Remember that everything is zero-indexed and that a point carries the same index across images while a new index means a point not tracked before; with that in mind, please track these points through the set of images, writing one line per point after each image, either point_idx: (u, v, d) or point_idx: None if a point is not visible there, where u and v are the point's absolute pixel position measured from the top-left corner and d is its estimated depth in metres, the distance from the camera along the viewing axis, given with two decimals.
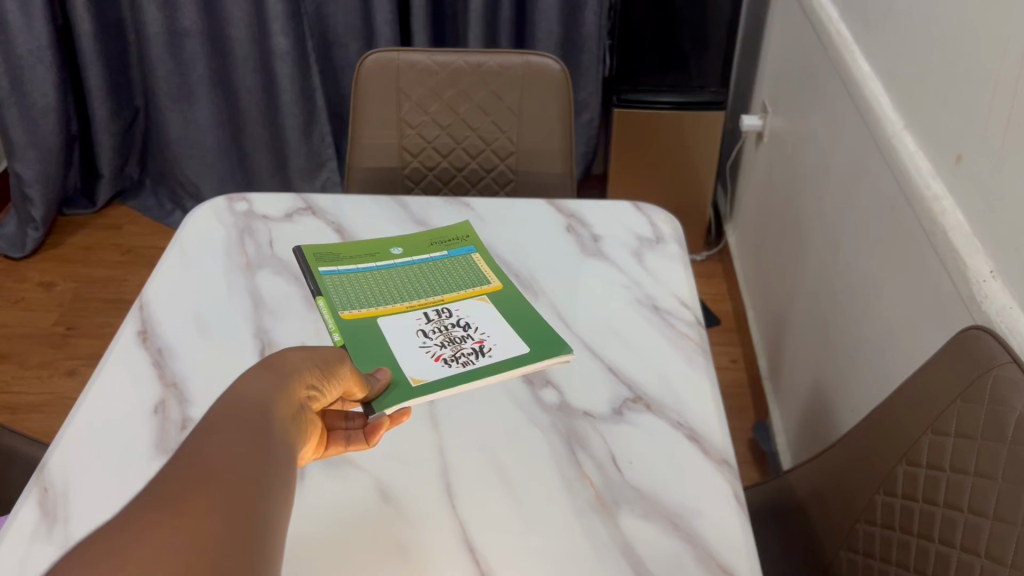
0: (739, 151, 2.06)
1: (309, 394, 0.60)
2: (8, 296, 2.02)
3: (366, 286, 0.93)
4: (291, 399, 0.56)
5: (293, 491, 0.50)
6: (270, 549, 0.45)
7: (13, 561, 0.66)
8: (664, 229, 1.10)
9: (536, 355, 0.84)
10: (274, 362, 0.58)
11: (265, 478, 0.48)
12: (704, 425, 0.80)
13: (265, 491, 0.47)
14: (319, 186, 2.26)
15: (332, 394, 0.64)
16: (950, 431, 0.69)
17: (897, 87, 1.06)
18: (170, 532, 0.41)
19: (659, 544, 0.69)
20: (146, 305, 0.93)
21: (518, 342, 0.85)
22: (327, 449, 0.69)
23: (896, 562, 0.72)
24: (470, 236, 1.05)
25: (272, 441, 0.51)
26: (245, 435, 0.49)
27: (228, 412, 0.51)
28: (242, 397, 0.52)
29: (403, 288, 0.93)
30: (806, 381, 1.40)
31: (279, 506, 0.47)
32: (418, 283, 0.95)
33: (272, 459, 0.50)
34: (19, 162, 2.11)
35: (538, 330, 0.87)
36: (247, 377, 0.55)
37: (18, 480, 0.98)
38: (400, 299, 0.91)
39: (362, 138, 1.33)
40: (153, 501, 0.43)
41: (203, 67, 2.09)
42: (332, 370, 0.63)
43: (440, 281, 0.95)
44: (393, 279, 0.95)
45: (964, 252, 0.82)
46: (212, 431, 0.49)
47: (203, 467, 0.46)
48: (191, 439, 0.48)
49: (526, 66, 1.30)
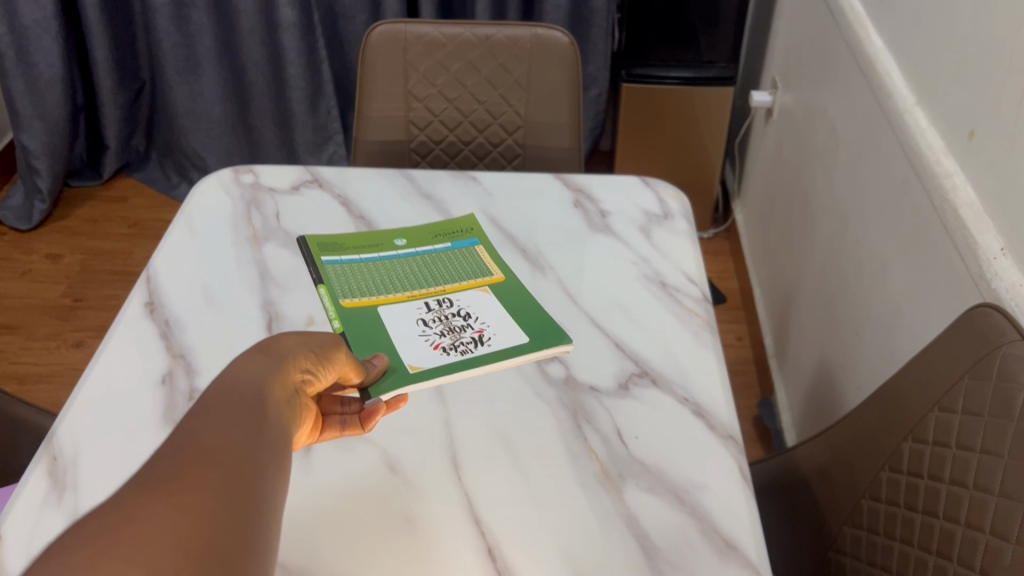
0: (747, 127, 2.05)
1: (304, 377, 0.61)
2: (14, 268, 2.02)
3: (368, 274, 0.93)
4: (284, 382, 0.57)
5: (287, 470, 0.51)
6: (265, 525, 0.45)
7: (24, 528, 0.67)
8: (672, 205, 1.10)
9: (535, 345, 0.83)
10: (267, 347, 0.58)
11: (260, 461, 0.48)
12: (711, 400, 0.80)
13: (258, 469, 0.47)
14: (326, 160, 2.26)
15: (327, 378, 0.65)
16: (957, 408, 0.69)
17: (910, 62, 1.04)
18: (165, 506, 0.41)
19: (665, 517, 0.69)
20: (153, 276, 0.93)
21: (516, 332, 0.85)
22: (321, 434, 0.68)
23: (900, 538, 0.72)
24: (474, 229, 1.03)
25: (266, 425, 0.51)
26: (236, 416, 0.50)
27: (221, 394, 0.51)
28: (233, 382, 0.53)
29: (404, 278, 0.93)
30: (812, 358, 1.40)
31: (272, 484, 0.48)
32: (420, 273, 0.94)
33: (265, 439, 0.50)
34: (25, 133, 2.10)
35: (537, 321, 0.87)
36: (238, 363, 0.55)
37: (26, 448, 0.98)
38: (401, 288, 0.91)
39: (369, 111, 1.32)
40: (146, 479, 0.43)
41: (209, 39, 2.07)
42: (326, 355, 0.64)
43: (441, 273, 0.94)
44: (396, 270, 0.94)
45: (973, 228, 0.82)
46: (203, 411, 0.49)
47: (194, 447, 0.46)
48: (186, 423, 0.48)
49: (534, 39, 1.29)
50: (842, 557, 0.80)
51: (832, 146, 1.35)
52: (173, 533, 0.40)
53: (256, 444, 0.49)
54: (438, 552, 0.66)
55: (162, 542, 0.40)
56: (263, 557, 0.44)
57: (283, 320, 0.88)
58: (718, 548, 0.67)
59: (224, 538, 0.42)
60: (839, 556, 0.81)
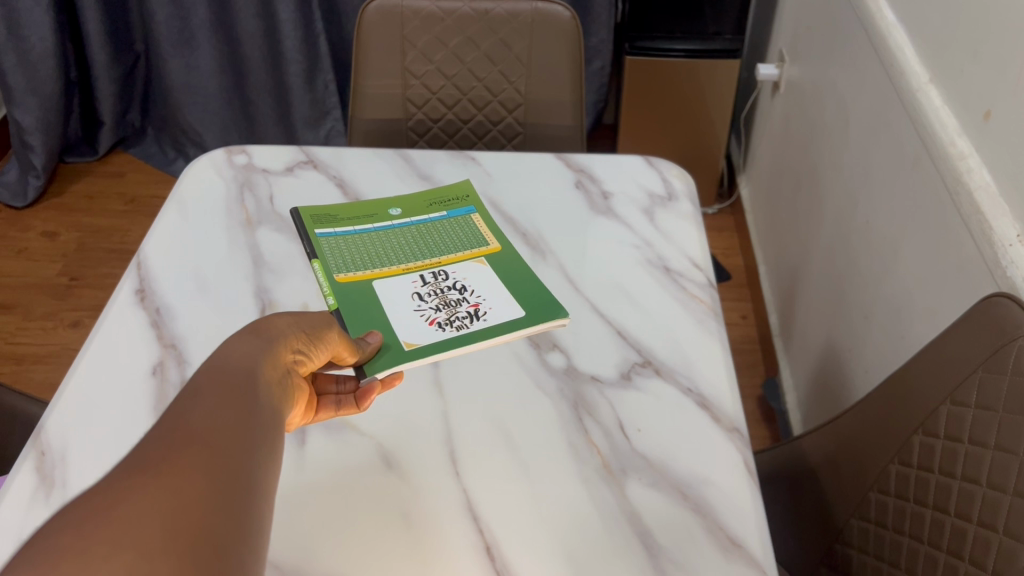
0: (754, 100, 2.01)
1: (295, 358, 0.58)
2: (10, 246, 2.00)
3: (364, 248, 0.92)
4: (275, 363, 0.55)
5: (280, 450, 0.49)
6: (259, 507, 0.43)
7: (11, 527, 0.65)
8: (677, 185, 1.07)
9: (530, 320, 0.83)
10: (257, 327, 0.56)
11: (250, 442, 0.46)
12: (715, 391, 0.78)
13: (250, 449, 0.45)
14: (324, 136, 2.23)
15: (320, 357, 0.62)
16: (970, 402, 0.67)
17: (925, 37, 1.00)
18: (154, 487, 0.39)
19: (668, 513, 0.68)
20: (144, 263, 0.91)
21: (512, 307, 0.85)
22: (316, 414, 0.66)
23: (909, 533, 0.71)
24: (470, 196, 1.02)
25: (256, 405, 0.49)
26: (226, 396, 0.48)
27: (211, 376, 0.49)
28: (223, 363, 0.51)
29: (400, 250, 0.92)
30: (819, 338, 1.37)
31: (264, 464, 0.46)
32: (417, 244, 0.93)
33: (257, 419, 0.48)
34: (19, 109, 2.06)
35: (532, 292, 0.87)
36: (227, 344, 0.53)
37: (17, 437, 0.97)
38: (397, 262, 0.90)
39: (365, 89, 1.29)
40: (133, 461, 0.41)
41: (203, 12, 2.02)
42: (318, 334, 0.62)
43: (437, 243, 0.94)
44: (392, 241, 0.94)
45: (988, 212, 0.79)
46: (192, 392, 0.47)
47: (185, 428, 0.44)
48: (175, 406, 0.46)
49: (534, 13, 1.25)
50: (848, 550, 0.80)
51: (841, 122, 1.31)
52: (163, 514, 0.38)
53: (247, 424, 0.47)
54: (432, 552, 0.64)
55: (152, 523, 0.38)
56: (256, 538, 0.42)
57: (277, 308, 0.86)
58: (723, 546, 0.65)
59: (218, 518, 0.40)
60: (845, 548, 0.80)
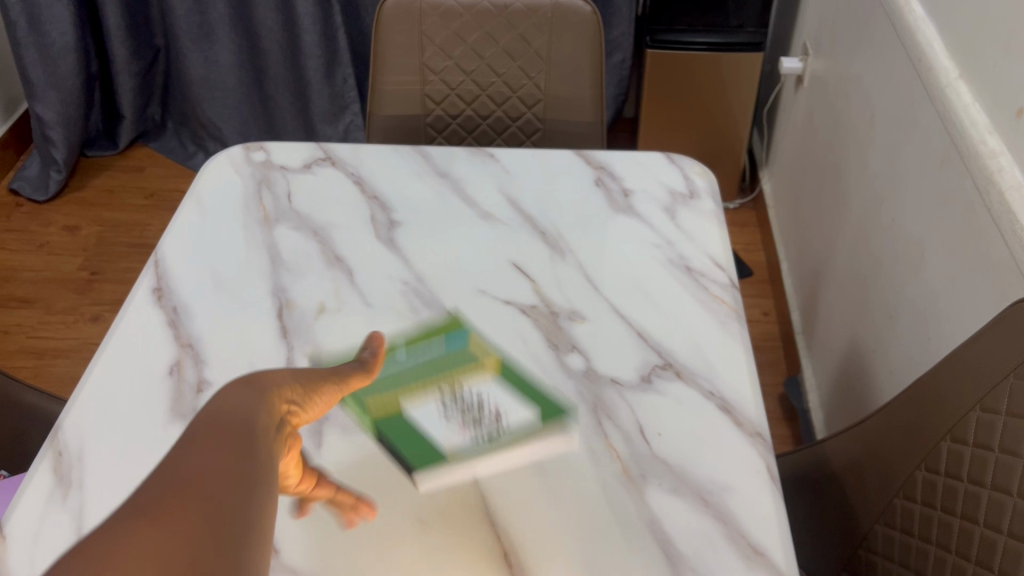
0: (777, 94, 1.98)
1: (292, 408, 0.50)
2: (31, 240, 2.02)
3: (377, 367, 0.75)
4: (274, 412, 0.47)
5: (277, 488, 0.44)
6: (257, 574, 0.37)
7: (29, 529, 0.66)
8: (698, 183, 1.05)
9: (545, 420, 0.72)
10: (252, 376, 0.49)
11: (248, 501, 0.40)
12: (739, 394, 0.77)
13: (247, 507, 0.39)
14: (343, 130, 2.22)
15: (317, 409, 0.54)
16: (1002, 409, 0.65)
17: (954, 33, 0.98)
18: (133, 561, 0.34)
19: (690, 522, 0.66)
20: (162, 259, 0.91)
21: (525, 408, 0.73)
22: (313, 489, 0.62)
23: (937, 541, 0.70)
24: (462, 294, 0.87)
25: (256, 456, 0.42)
26: (222, 447, 0.42)
27: (206, 425, 0.43)
28: (223, 410, 0.44)
29: (405, 364, 0.76)
30: (843, 338, 1.35)
31: (266, 500, 0.41)
32: (416, 356, 0.77)
33: (256, 473, 0.42)
34: (39, 103, 2.07)
35: (539, 395, 0.75)
36: (224, 391, 0.46)
37: (37, 435, 0.97)
38: (409, 370, 0.74)
39: (383, 84, 1.28)
40: (112, 530, 0.36)
41: (222, 5, 2.02)
42: (314, 383, 0.53)
43: (434, 351, 0.78)
44: (393, 358, 0.77)
45: (1020, 213, 0.77)
46: (185, 446, 0.41)
47: (174, 487, 0.38)
48: (166, 460, 0.40)
49: (554, 7, 1.23)
50: (873, 556, 0.79)
51: (866, 119, 1.29)
52: None
53: (243, 480, 0.40)
54: (442, 557, 0.64)
55: None
56: None
57: (295, 308, 0.85)
58: (746, 555, 0.64)
59: None
60: (869, 554, 0.80)
